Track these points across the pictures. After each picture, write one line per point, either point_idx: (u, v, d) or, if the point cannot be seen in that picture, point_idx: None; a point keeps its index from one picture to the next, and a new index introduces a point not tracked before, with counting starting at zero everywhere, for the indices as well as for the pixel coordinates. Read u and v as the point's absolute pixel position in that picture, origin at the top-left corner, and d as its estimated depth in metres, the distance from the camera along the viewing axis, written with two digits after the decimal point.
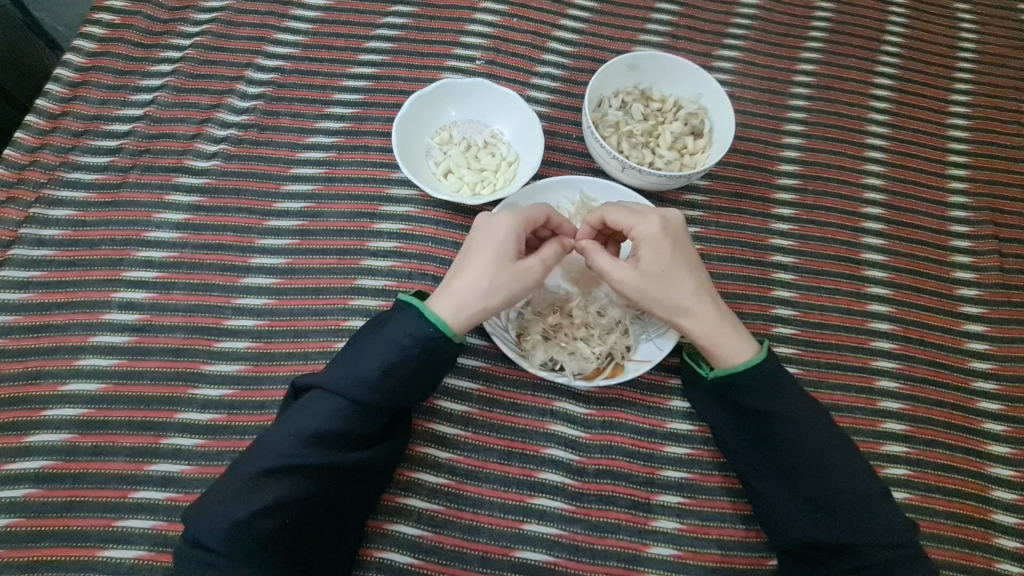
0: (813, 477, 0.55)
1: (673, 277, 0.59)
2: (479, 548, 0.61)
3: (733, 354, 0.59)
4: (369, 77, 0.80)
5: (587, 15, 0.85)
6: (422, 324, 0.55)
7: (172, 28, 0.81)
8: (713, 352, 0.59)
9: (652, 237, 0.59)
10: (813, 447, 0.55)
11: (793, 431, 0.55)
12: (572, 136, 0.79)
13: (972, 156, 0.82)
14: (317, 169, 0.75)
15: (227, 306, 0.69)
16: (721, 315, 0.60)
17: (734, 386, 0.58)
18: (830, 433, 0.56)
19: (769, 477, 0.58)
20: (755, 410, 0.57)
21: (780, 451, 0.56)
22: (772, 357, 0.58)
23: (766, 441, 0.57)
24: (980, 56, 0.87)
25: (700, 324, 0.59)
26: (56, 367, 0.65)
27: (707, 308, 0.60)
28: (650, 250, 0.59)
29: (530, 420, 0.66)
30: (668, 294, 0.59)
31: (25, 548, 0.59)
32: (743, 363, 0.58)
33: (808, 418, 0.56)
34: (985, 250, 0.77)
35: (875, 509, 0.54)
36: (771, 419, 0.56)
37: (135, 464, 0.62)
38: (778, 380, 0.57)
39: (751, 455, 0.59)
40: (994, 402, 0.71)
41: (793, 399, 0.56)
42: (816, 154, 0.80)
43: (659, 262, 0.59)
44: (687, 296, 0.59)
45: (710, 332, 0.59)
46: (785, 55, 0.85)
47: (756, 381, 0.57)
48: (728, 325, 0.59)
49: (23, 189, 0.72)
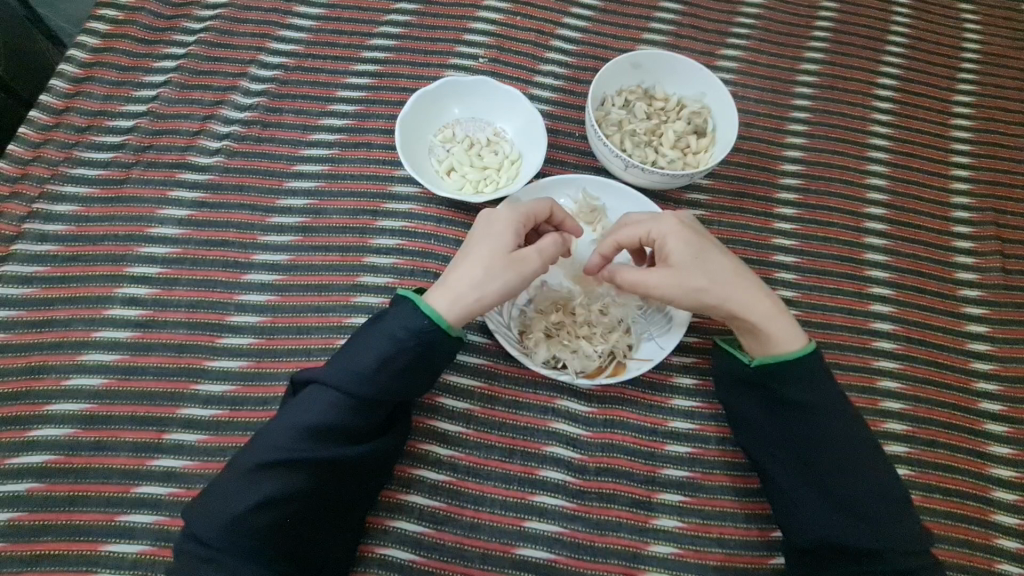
0: (842, 472, 0.55)
1: (712, 260, 0.60)
2: (480, 546, 0.61)
3: (787, 335, 0.59)
4: (372, 74, 0.80)
5: (591, 14, 0.85)
6: (419, 317, 0.55)
7: (176, 23, 0.81)
8: (771, 335, 0.59)
9: (675, 232, 0.60)
10: (848, 441, 0.55)
11: (828, 424, 0.56)
12: (574, 135, 0.79)
13: (974, 156, 0.82)
14: (320, 166, 0.75)
15: (230, 302, 0.69)
16: (766, 295, 0.60)
17: (775, 375, 0.58)
18: (863, 434, 0.56)
19: (793, 473, 0.58)
20: (794, 401, 0.57)
21: (813, 445, 0.56)
22: (817, 352, 0.59)
23: (799, 433, 0.57)
24: (983, 57, 0.87)
25: (752, 306, 0.59)
26: (59, 363, 0.65)
27: (755, 291, 0.60)
28: (679, 244, 0.60)
29: (531, 418, 0.66)
30: (716, 279, 0.59)
31: (27, 542, 0.59)
32: (800, 348, 0.58)
33: (846, 413, 0.56)
34: (987, 251, 0.77)
35: (899, 516, 0.54)
36: (809, 410, 0.56)
37: (137, 460, 0.63)
38: (818, 377, 0.57)
39: (779, 448, 0.59)
40: (996, 403, 0.71)
41: (833, 393, 0.57)
42: (819, 154, 0.80)
43: (692, 250, 0.60)
44: (731, 283, 0.60)
45: (763, 313, 0.59)
46: (788, 55, 0.85)
47: (800, 372, 0.57)
48: (779, 308, 0.60)
49: (26, 185, 0.72)
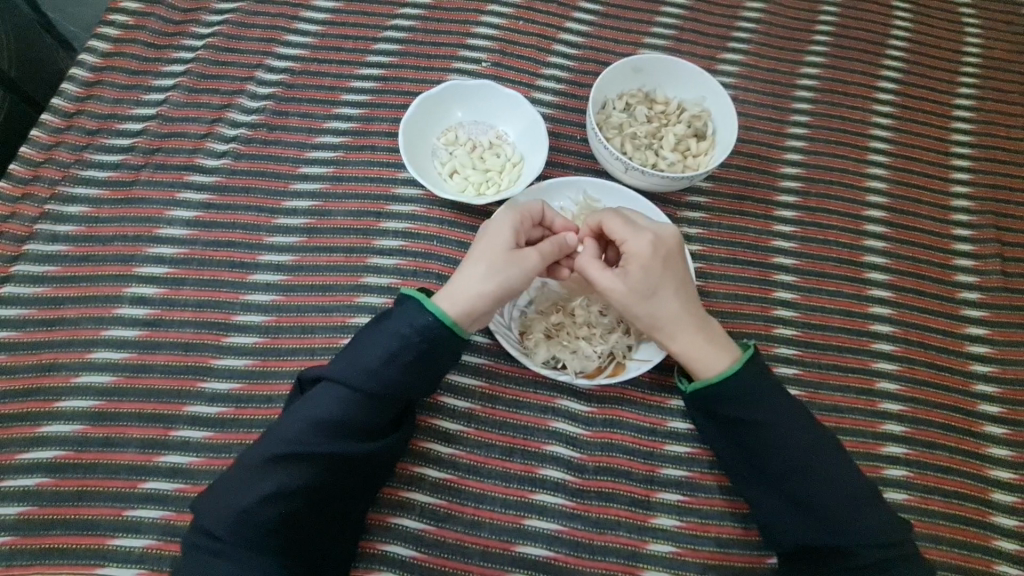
0: (798, 480, 0.55)
1: (656, 296, 0.60)
2: (480, 543, 0.62)
3: (709, 370, 0.59)
4: (377, 78, 0.81)
5: (592, 18, 0.86)
6: (423, 314, 0.56)
7: (185, 29, 0.83)
8: (691, 368, 0.60)
9: (642, 254, 0.60)
10: (797, 449, 0.56)
11: (773, 437, 0.56)
12: (575, 138, 0.80)
13: (975, 160, 0.82)
14: (324, 168, 0.77)
15: (236, 302, 0.70)
16: (701, 334, 0.60)
17: (714, 398, 0.58)
18: (813, 440, 0.56)
19: (757, 484, 0.59)
20: (737, 419, 0.57)
21: (766, 458, 0.57)
22: (754, 367, 0.58)
23: (749, 449, 0.58)
24: (984, 61, 0.87)
25: (678, 341, 0.60)
26: (69, 360, 0.67)
27: (688, 327, 0.60)
28: (638, 267, 0.59)
29: (532, 417, 0.67)
30: (649, 312, 0.60)
31: (38, 536, 0.60)
32: (719, 377, 0.58)
33: (790, 421, 0.56)
34: (987, 254, 0.77)
35: (865, 510, 0.54)
36: (751, 429, 0.57)
37: (145, 456, 0.64)
38: (759, 391, 0.57)
39: (741, 462, 0.60)
40: (994, 405, 0.71)
41: (773, 406, 0.57)
42: (818, 157, 0.81)
43: (646, 281, 0.59)
44: (668, 315, 0.60)
45: (688, 351, 0.60)
46: (789, 59, 0.86)
47: (734, 396, 0.57)
48: (707, 346, 0.60)
49: (38, 186, 0.73)
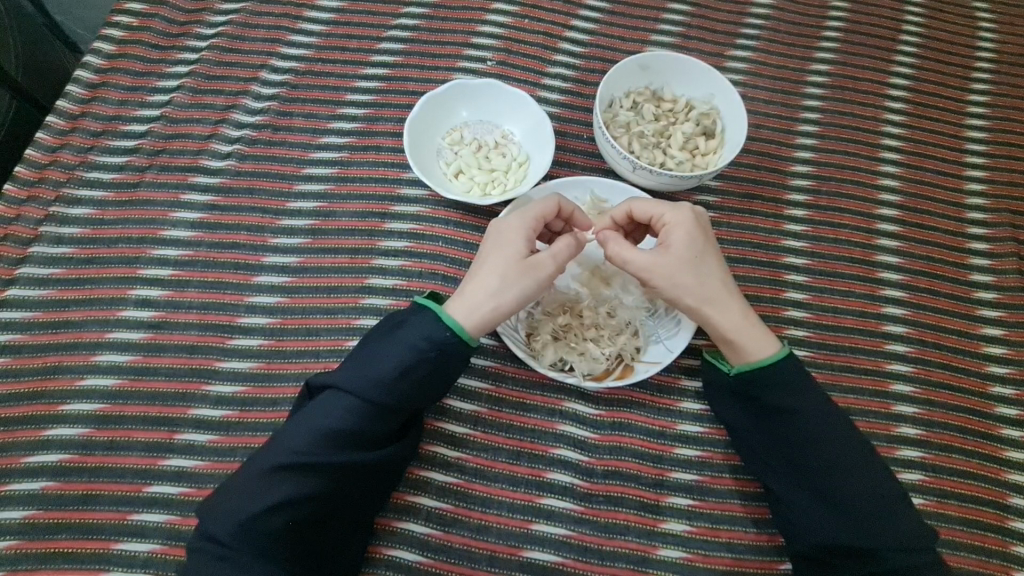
0: (832, 476, 0.54)
1: (702, 265, 0.59)
2: (488, 548, 0.61)
3: (756, 347, 0.58)
4: (381, 78, 0.81)
5: (598, 16, 0.85)
6: (439, 328, 0.55)
7: (189, 30, 0.83)
8: (737, 345, 0.58)
9: (684, 224, 0.59)
10: (833, 443, 0.54)
11: (811, 427, 0.55)
12: (582, 137, 0.79)
13: (990, 157, 0.81)
14: (329, 169, 0.76)
15: (240, 304, 0.70)
16: (745, 310, 0.59)
17: (756, 383, 0.58)
18: (849, 436, 0.55)
19: (788, 479, 0.57)
20: (776, 407, 0.56)
21: (801, 450, 0.55)
22: (794, 358, 0.57)
23: (785, 439, 0.56)
24: (999, 56, 0.86)
25: (725, 315, 0.58)
26: (73, 363, 0.67)
27: (734, 301, 0.59)
28: (681, 236, 0.59)
29: (539, 420, 0.66)
30: (697, 281, 0.58)
31: (43, 540, 0.60)
32: (771, 355, 0.57)
33: (827, 415, 0.55)
34: (1003, 252, 0.76)
35: (896, 514, 0.53)
36: (794, 416, 0.55)
37: (149, 460, 0.63)
38: (800, 380, 0.56)
39: (772, 457, 0.58)
40: (1012, 407, 0.69)
41: (812, 397, 0.56)
42: (829, 155, 0.79)
43: (691, 249, 0.58)
44: (715, 287, 0.59)
45: (736, 325, 0.58)
46: (799, 55, 0.85)
47: (778, 379, 0.56)
48: (754, 322, 0.59)
49: (43, 188, 0.73)
